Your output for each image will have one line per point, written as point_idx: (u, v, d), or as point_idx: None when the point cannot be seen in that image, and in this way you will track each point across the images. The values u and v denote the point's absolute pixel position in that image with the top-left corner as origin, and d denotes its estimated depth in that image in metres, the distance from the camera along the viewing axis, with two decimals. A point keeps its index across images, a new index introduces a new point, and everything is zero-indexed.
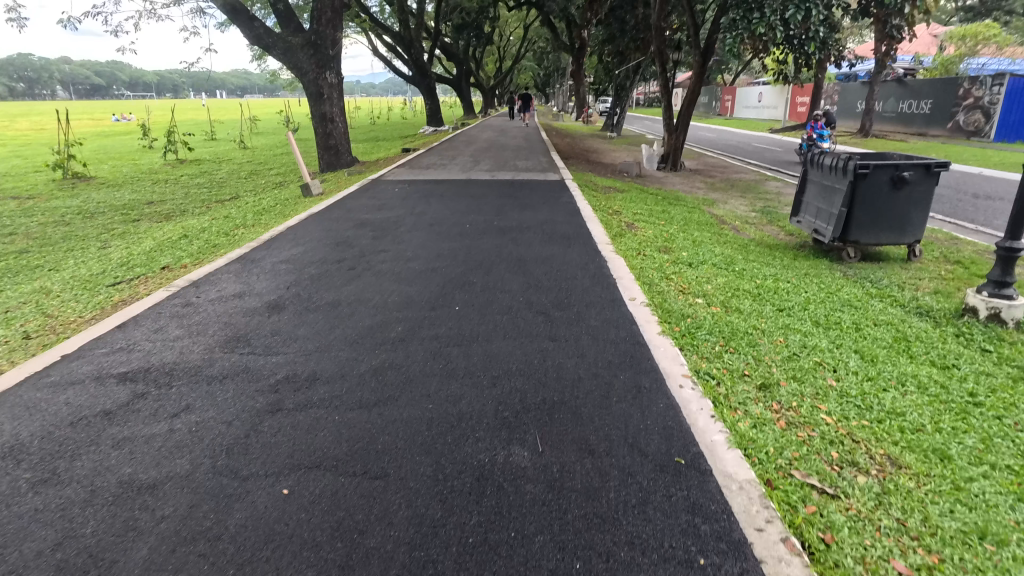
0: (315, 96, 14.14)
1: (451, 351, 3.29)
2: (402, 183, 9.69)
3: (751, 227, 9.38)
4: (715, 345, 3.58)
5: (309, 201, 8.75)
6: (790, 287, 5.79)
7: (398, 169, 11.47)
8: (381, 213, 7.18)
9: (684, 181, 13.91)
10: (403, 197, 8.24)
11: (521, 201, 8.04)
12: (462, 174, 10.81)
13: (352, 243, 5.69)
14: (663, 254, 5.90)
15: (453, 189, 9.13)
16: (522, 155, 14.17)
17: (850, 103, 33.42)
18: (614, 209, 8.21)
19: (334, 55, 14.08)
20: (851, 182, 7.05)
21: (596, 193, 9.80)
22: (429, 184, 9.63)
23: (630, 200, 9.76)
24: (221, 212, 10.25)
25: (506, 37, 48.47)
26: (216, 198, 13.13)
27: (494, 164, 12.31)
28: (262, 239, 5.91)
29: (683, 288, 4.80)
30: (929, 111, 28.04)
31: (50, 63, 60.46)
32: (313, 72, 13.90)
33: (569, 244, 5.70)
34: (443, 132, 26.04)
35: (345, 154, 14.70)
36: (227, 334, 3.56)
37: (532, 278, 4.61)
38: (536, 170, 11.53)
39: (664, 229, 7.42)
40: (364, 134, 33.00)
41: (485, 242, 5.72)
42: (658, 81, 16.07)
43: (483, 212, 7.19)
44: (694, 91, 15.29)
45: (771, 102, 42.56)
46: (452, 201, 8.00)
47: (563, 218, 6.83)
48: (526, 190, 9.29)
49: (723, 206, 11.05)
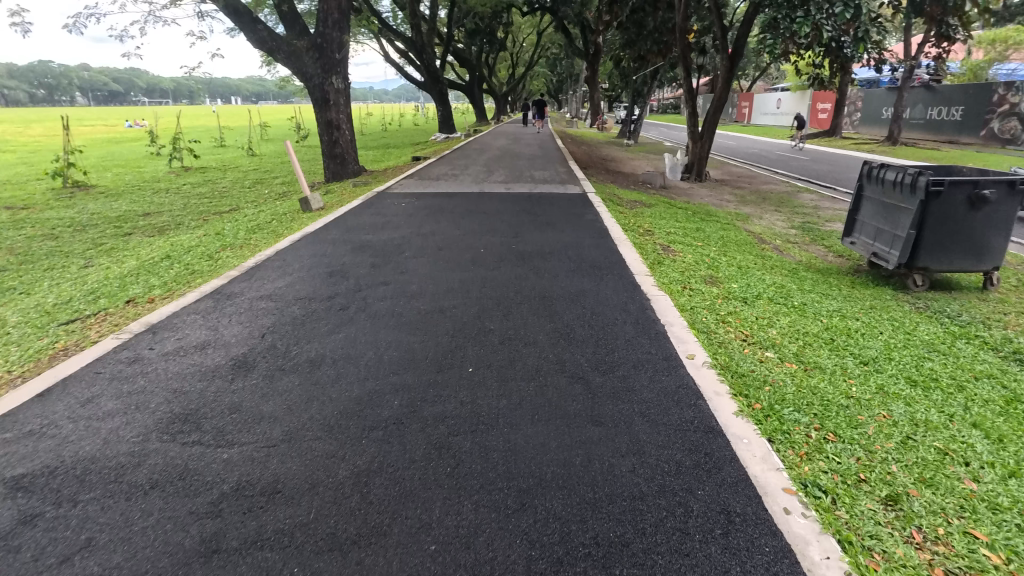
0: (320, 102, 13.43)
1: (461, 444, 2.46)
2: (410, 197, 8.91)
3: (793, 247, 8.49)
4: (810, 432, 2.72)
5: (307, 217, 7.98)
6: (864, 330, 4.90)
7: (406, 180, 10.69)
8: (385, 233, 6.39)
9: (712, 193, 12.99)
10: (410, 214, 7.44)
11: (541, 218, 7.21)
12: (475, 186, 10.03)
13: (348, 273, 4.88)
14: (712, 287, 5.03)
15: (466, 203, 8.32)
16: (538, 165, 13.39)
17: (875, 110, 32.23)
18: (645, 228, 7.35)
19: (341, 58, 13.39)
20: (922, 201, 6.14)
21: (621, 209, 8.94)
22: (438, 197, 8.84)
23: (658, 216, 8.89)
24: (216, 227, 9.52)
25: (520, 43, 47.89)
26: (216, 210, 12.44)
27: (509, 175, 11.50)
28: (244, 268, 5.11)
29: (746, 337, 3.92)
30: (960, 118, 26.90)
31: (68, 71, 60.96)
32: (318, 76, 13.21)
33: (600, 275, 4.86)
34: (455, 139, 25.32)
35: (351, 163, 13.95)
36: (172, 410, 2.74)
37: (562, 324, 3.76)
38: (554, 181, 10.71)
39: (705, 252, 6.56)
40: (375, 141, 32.41)
41: (502, 272, 4.90)
42: (682, 87, 15.21)
43: (498, 233, 6.37)
44: (721, 98, 14.42)
45: (791, 109, 41.43)
46: (464, 218, 7.19)
47: (589, 241, 6.00)
48: (545, 205, 8.46)
49: (757, 221, 10.17)
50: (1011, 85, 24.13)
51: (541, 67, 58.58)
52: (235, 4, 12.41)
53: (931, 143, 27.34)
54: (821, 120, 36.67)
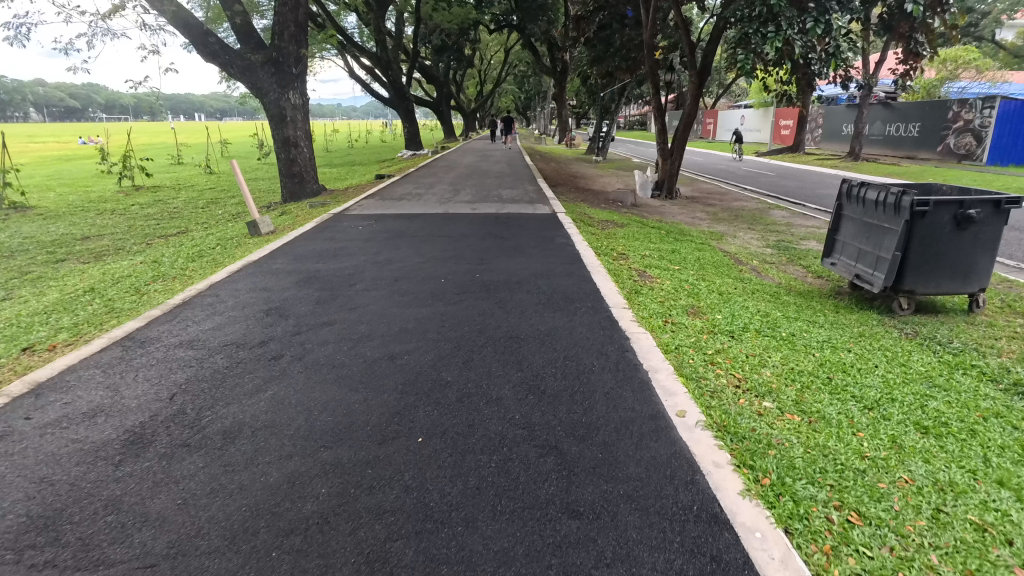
0: (277, 118, 12.76)
1: (402, 555, 1.92)
2: (369, 218, 8.34)
3: (771, 267, 8.19)
4: (831, 514, 2.23)
5: (255, 242, 7.33)
6: (858, 363, 4.49)
7: (367, 200, 10.10)
8: (338, 261, 5.81)
9: (683, 211, 12.72)
10: (367, 239, 6.86)
11: (509, 242, 6.71)
12: (440, 206, 9.51)
13: (288, 311, 4.30)
14: (697, 320, 4.58)
15: (429, 226, 7.78)
16: (506, 183, 12.95)
17: (836, 127, 32.93)
18: (620, 251, 6.93)
19: (298, 73, 12.77)
20: (907, 221, 5.85)
21: (594, 230, 8.52)
22: (400, 219, 8.27)
23: (632, 237, 8.51)
24: (158, 253, 8.76)
25: (488, 60, 47.85)
26: (162, 233, 11.61)
27: (476, 194, 11.01)
28: (167, 306, 4.48)
29: (739, 382, 3.45)
30: (917, 135, 27.57)
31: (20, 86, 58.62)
32: (275, 92, 12.56)
33: (573, 309, 4.37)
34: (423, 156, 24.80)
35: (310, 182, 13.28)
36: (30, 514, 2.13)
37: (532, 373, 3.25)
38: (523, 201, 10.25)
39: (684, 277, 6.14)
40: (340, 158, 31.68)
41: (465, 307, 4.38)
42: (652, 103, 15.01)
43: (463, 260, 5.85)
44: (691, 115, 14.26)
45: (755, 126, 42.14)
46: (426, 243, 6.65)
47: (560, 268, 5.52)
48: (514, 226, 7.98)
49: (732, 240, 9.89)
50: (965, 102, 24.73)
51: (509, 83, 58.68)
52: (184, 15, 11.72)
53: (891, 158, 27.93)
54: (784, 137, 37.35)
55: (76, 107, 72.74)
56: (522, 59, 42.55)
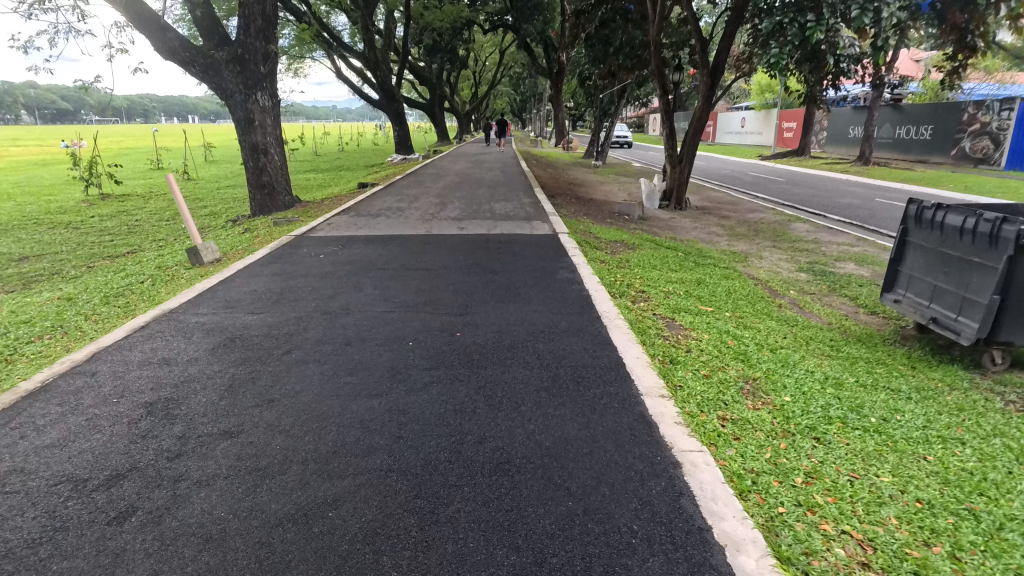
0: (243, 123, 11.42)
1: None
2: (337, 242, 7.05)
3: (811, 299, 6.93)
4: None
5: (193, 275, 6.03)
6: (994, 471, 3.14)
7: (338, 217, 8.79)
8: (281, 309, 4.51)
9: (696, 225, 11.43)
10: (326, 274, 5.56)
11: (499, 278, 5.42)
12: (422, 224, 8.23)
13: (183, 408, 2.99)
14: (761, 409, 3.27)
15: (405, 252, 6.48)
16: (499, 194, 11.68)
17: (842, 130, 31.84)
18: (635, 285, 5.64)
19: (267, 72, 11.46)
20: (1009, 256, 4.56)
21: (601, 252, 7.21)
22: (370, 243, 6.96)
23: (643, 260, 7.20)
24: (88, 282, 7.45)
25: (482, 62, 46.61)
26: (112, 252, 10.30)
27: (464, 208, 9.72)
28: (10, 396, 3.15)
29: (867, 557, 2.14)
30: (929, 138, 26.39)
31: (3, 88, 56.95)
32: (241, 93, 11.22)
33: (587, 399, 3.06)
34: (414, 161, 23.48)
35: (282, 193, 11.94)
36: None
37: (536, 561, 1.94)
38: (518, 217, 8.94)
39: (721, 326, 4.85)
40: (327, 163, 30.29)
41: (434, 398, 3.08)
42: (659, 105, 13.73)
43: (439, 308, 4.55)
44: (703, 118, 12.98)
45: (756, 128, 40.90)
46: (396, 279, 5.34)
47: (564, 322, 4.23)
48: (506, 251, 6.68)
49: (758, 262, 8.64)
50: (982, 104, 23.47)
51: (504, 85, 57.41)
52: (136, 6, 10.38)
53: (902, 162, 26.77)
54: (787, 140, 36.22)
55: (65, 109, 71.20)
56: (517, 60, 41.26)
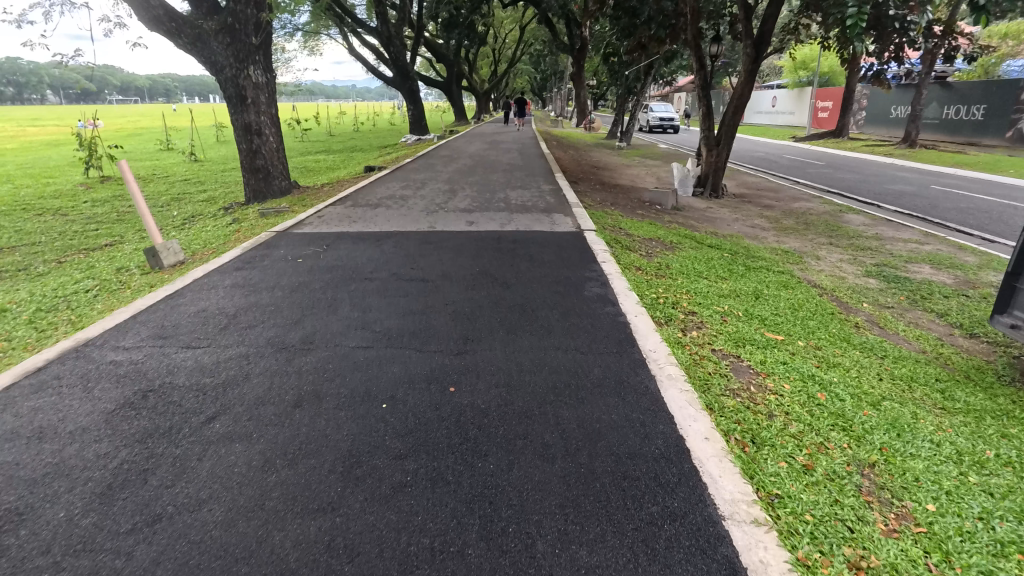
0: (235, 101, 10.36)
1: None
2: (323, 240, 6.00)
3: (891, 314, 5.72)
4: None
5: (146, 283, 5.04)
6: None
7: (333, 208, 7.75)
8: (226, 342, 3.48)
9: (736, 216, 10.18)
10: (298, 285, 4.52)
11: (512, 294, 4.31)
12: (425, 218, 7.15)
13: (26, 531, 1.97)
14: (902, 537, 2.15)
15: (401, 254, 5.42)
16: (516, 181, 10.54)
17: (883, 109, 29.90)
18: (682, 302, 4.50)
19: (259, 44, 10.32)
20: None
21: (633, 251, 6.07)
22: (361, 242, 5.89)
23: (683, 262, 6.04)
24: (45, 282, 6.53)
25: (501, 38, 44.92)
26: (90, 244, 9.40)
27: (476, 197, 8.61)
28: None
29: None
30: (981, 118, 24.43)
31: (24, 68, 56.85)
32: (230, 67, 10.10)
33: (641, 531, 1.96)
34: (428, 142, 22.35)
35: (279, 178, 10.89)
36: None
37: None
38: (536, 208, 7.80)
39: (802, 368, 3.68)
40: (340, 144, 29.25)
41: (402, 521, 2.01)
42: (695, 82, 12.34)
43: (431, 341, 3.47)
44: (744, 96, 11.58)
45: (788, 107, 38.71)
46: (382, 295, 4.28)
47: (596, 368, 3.12)
48: (521, 251, 5.56)
49: (814, 264, 7.43)
50: None
51: (524, 63, 55.62)
52: None
53: (950, 145, 24.89)
54: (823, 120, 34.27)
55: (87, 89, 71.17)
56: (538, 37, 39.44)
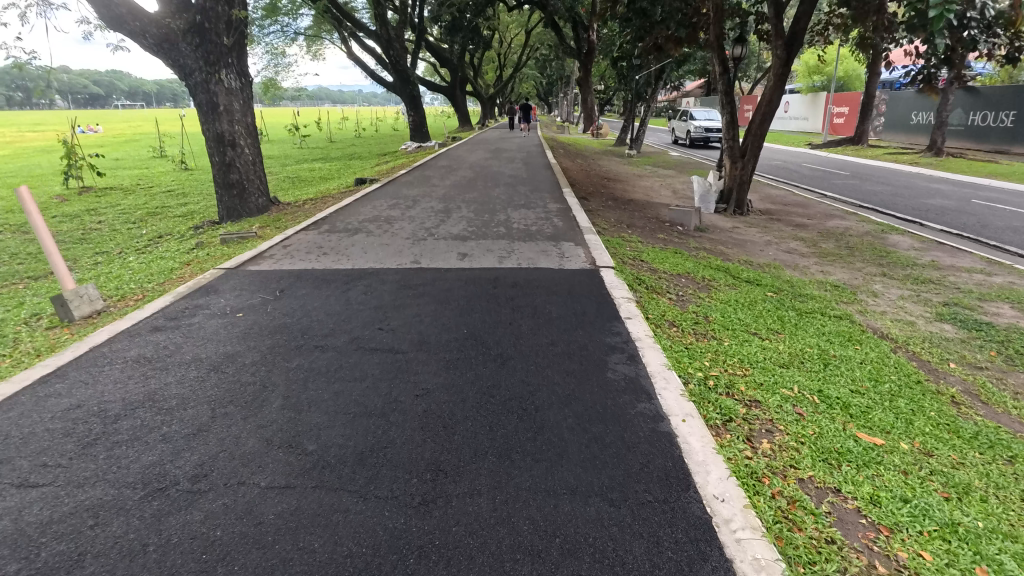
0: (205, 108, 9.25)
1: None
2: (279, 282, 4.86)
3: (994, 382, 4.48)
4: None
5: (40, 345, 3.90)
6: None
7: (304, 234, 6.63)
8: (79, 477, 2.34)
9: (768, 238, 9.02)
10: (223, 359, 3.39)
11: (508, 375, 3.15)
12: (410, 248, 6.02)
13: None
14: None
15: (369, 305, 4.27)
16: (519, 197, 9.42)
17: (903, 115, 28.67)
18: (740, 385, 3.32)
19: (232, 45, 9.23)
20: None
21: (661, 296, 4.92)
22: (326, 285, 4.76)
23: (723, 310, 4.88)
24: None
25: (505, 42, 43.94)
26: (38, 270, 8.31)
27: (472, 219, 7.50)
28: None
29: None
30: (1010, 125, 23.06)
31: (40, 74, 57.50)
32: (199, 70, 9.01)
33: None
34: (429, 150, 21.27)
35: (255, 194, 9.78)
36: None
37: None
38: (542, 235, 6.67)
39: (935, 508, 2.48)
40: (338, 151, 28.20)
41: None
42: (717, 86, 11.14)
43: (382, 476, 2.31)
44: (774, 102, 10.38)
45: (802, 112, 37.27)
46: (330, 380, 3.12)
47: (636, 544, 1.97)
48: (522, 299, 4.39)
49: (870, 303, 6.26)
50: None
51: (529, 68, 54.68)
52: None
53: (976, 153, 23.58)
54: (838, 126, 33.06)
55: (95, 95, 71.02)
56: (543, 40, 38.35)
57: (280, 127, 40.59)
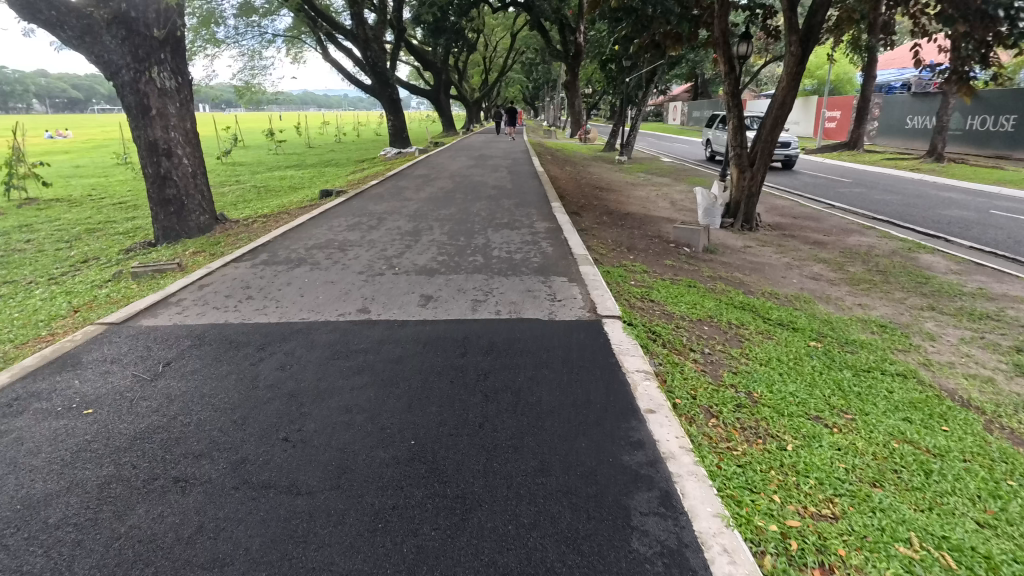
0: (135, 112, 7.90)
1: None
2: (170, 346, 3.58)
3: None
4: None
5: None
6: None
7: (234, 267, 5.34)
8: None
9: (787, 260, 7.88)
10: (17, 516, 2.12)
11: (468, 553, 1.91)
12: (360, 288, 4.76)
13: None
14: None
15: (281, 391, 3.00)
16: (502, 214, 8.22)
17: (898, 119, 27.95)
18: (838, 547, 2.11)
19: (166, 38, 7.89)
20: None
21: (685, 359, 3.73)
22: (234, 352, 3.49)
23: (769, 379, 3.67)
24: None
25: (491, 46, 42.92)
26: None
27: (445, 245, 6.27)
28: None
29: None
30: (1012, 129, 22.27)
31: (20, 77, 55.97)
32: (127, 67, 7.65)
33: None
34: (409, 156, 20.05)
35: (195, 212, 8.45)
36: None
37: None
38: (528, 266, 5.45)
39: None
40: (314, 157, 26.78)
41: None
42: (724, 88, 10.01)
43: None
44: (787, 103, 9.25)
45: (793, 116, 36.55)
46: (171, 569, 1.86)
47: None
48: (498, 378, 3.14)
49: (931, 351, 5.06)
50: None
51: (516, 73, 53.77)
52: None
53: (977, 159, 22.81)
54: (831, 131, 32.34)
55: (73, 98, 69.17)
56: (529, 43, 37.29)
57: (257, 132, 39.01)
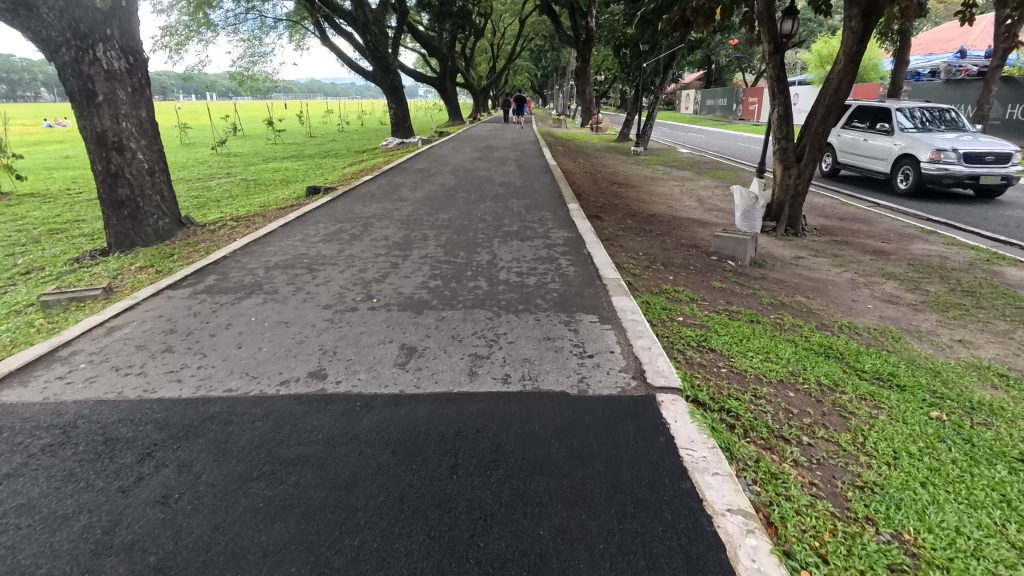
0: (78, 99, 6.68)
1: None
2: (15, 448, 2.39)
3: None
4: None
5: None
6: None
7: (169, 299, 4.14)
8: None
9: (851, 276, 6.60)
10: None
11: None
12: (320, 334, 3.55)
13: None
14: None
15: (142, 561, 1.80)
16: (510, 219, 6.97)
17: None
18: None
19: (113, 10, 6.62)
20: None
21: (785, 469, 2.50)
22: (105, 461, 2.29)
23: (915, 499, 2.44)
24: None
25: (500, 31, 41.26)
26: None
27: (439, 264, 5.03)
28: None
29: None
30: None
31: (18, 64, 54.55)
32: (66, 45, 6.42)
33: None
34: (411, 147, 18.78)
35: (154, 215, 7.28)
36: None
37: None
38: (544, 297, 4.20)
39: None
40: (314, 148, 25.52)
41: None
42: (768, 71, 8.66)
43: None
44: (844, 88, 7.93)
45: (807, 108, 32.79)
46: None
47: None
48: (509, 532, 1.91)
49: None
50: None
51: (524, 59, 51.96)
52: None
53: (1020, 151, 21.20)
54: None
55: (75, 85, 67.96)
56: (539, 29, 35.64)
57: (257, 121, 37.76)
